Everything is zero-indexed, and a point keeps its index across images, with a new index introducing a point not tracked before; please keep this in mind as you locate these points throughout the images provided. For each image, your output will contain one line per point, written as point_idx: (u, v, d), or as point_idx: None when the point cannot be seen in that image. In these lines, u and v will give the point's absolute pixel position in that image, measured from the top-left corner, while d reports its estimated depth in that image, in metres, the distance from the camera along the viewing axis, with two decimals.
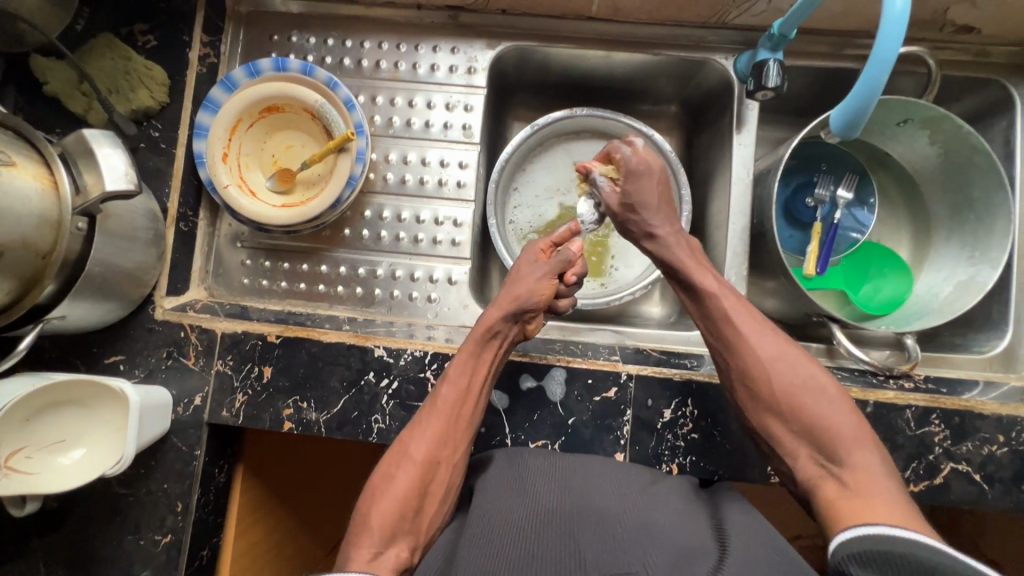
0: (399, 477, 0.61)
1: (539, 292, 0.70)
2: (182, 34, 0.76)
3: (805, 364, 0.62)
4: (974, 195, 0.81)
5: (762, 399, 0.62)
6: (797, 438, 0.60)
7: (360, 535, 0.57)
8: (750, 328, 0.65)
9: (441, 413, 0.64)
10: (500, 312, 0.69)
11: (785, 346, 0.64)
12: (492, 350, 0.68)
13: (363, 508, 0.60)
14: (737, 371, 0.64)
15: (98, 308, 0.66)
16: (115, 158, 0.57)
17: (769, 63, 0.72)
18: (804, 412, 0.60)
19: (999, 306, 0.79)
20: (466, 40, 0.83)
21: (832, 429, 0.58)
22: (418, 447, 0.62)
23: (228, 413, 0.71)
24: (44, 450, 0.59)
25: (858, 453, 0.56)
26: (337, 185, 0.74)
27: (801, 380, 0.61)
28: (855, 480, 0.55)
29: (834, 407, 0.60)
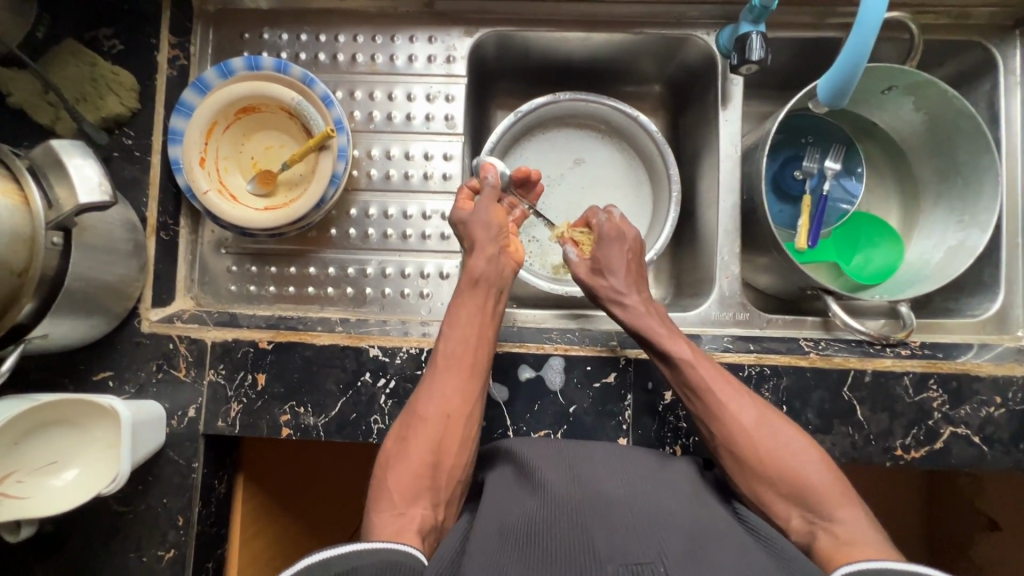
0: (413, 439, 0.61)
1: (494, 221, 0.71)
2: (149, 36, 0.73)
3: (782, 427, 0.62)
4: (960, 159, 0.81)
5: (745, 463, 0.61)
6: (785, 500, 0.59)
7: (380, 500, 0.57)
8: (727, 393, 0.64)
9: (450, 368, 0.65)
10: (485, 256, 0.70)
11: (765, 411, 0.63)
12: (481, 296, 0.69)
13: (380, 474, 0.60)
14: (722, 441, 0.63)
15: (81, 324, 0.64)
16: (88, 169, 0.56)
17: (751, 35, 0.71)
18: (787, 471, 0.59)
19: (990, 268, 0.80)
20: (443, 28, 0.81)
21: (810, 484, 0.58)
22: (427, 406, 0.63)
23: (223, 422, 0.70)
24: (36, 473, 0.57)
25: (843, 508, 0.55)
26: (320, 184, 0.73)
27: (784, 445, 0.60)
28: (844, 532, 0.54)
29: (809, 460, 0.59)
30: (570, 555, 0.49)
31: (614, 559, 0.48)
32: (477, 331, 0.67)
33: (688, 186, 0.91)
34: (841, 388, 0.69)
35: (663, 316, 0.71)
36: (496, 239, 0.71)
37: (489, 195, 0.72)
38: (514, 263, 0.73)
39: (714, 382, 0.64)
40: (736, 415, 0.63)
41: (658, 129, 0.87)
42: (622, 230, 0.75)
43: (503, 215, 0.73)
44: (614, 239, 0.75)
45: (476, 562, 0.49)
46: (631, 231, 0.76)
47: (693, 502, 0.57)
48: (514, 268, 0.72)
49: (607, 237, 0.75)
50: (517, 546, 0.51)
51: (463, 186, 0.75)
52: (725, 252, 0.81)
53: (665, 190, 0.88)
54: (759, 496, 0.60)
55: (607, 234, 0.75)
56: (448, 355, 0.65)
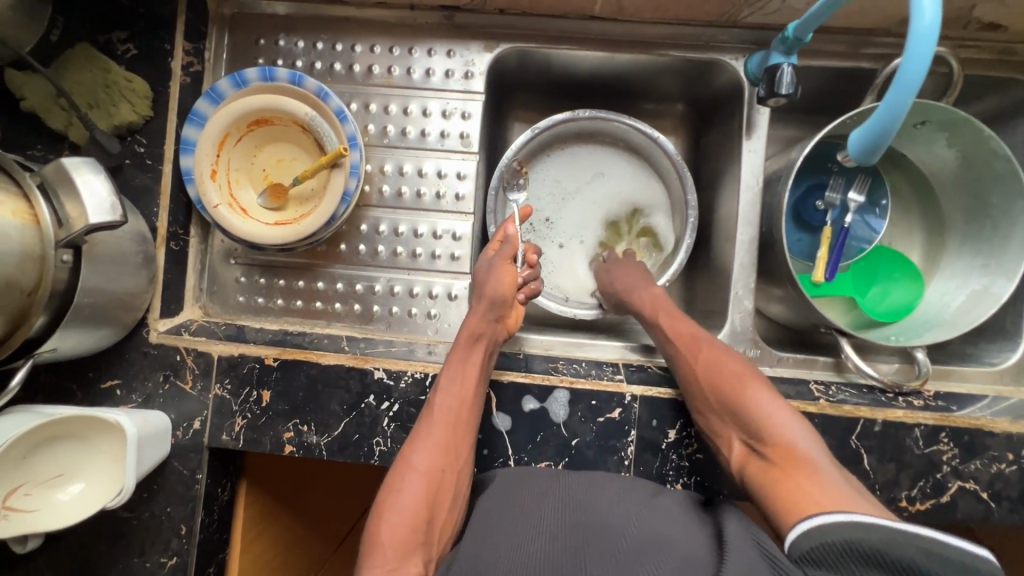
0: (406, 492, 0.61)
1: (504, 285, 0.72)
2: (163, 42, 0.72)
3: (733, 362, 0.66)
4: (992, 202, 0.78)
5: (700, 397, 0.66)
6: (727, 424, 0.63)
7: (373, 554, 0.57)
8: (697, 344, 0.69)
9: (442, 425, 0.65)
10: (481, 315, 0.71)
11: (753, 373, 0.65)
12: (480, 354, 0.69)
13: (373, 527, 0.60)
14: (684, 381, 0.68)
15: (89, 336, 0.64)
16: (96, 185, 0.55)
17: (782, 67, 0.69)
18: (735, 399, 0.63)
19: (1014, 316, 0.77)
20: (463, 42, 0.79)
21: (754, 411, 0.61)
22: (421, 458, 0.63)
23: (228, 436, 0.71)
24: (42, 486, 0.58)
25: (777, 426, 0.59)
26: (331, 202, 0.72)
27: (728, 372, 0.65)
28: (781, 454, 0.57)
29: (794, 422, 0.59)
30: None
31: None
32: (473, 386, 0.67)
33: (706, 211, 0.89)
34: (849, 437, 0.68)
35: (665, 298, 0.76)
36: (496, 302, 0.72)
37: (506, 254, 0.75)
38: (509, 331, 0.75)
39: (705, 348, 0.68)
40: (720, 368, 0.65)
41: (678, 152, 0.85)
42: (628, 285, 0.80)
43: (513, 280, 0.73)
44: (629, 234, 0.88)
45: None
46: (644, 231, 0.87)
47: (688, 526, 0.55)
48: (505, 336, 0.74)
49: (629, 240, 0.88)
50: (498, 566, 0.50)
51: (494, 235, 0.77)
52: (740, 285, 0.80)
53: (682, 216, 0.86)
54: (713, 427, 0.65)
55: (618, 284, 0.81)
56: (443, 410, 0.65)
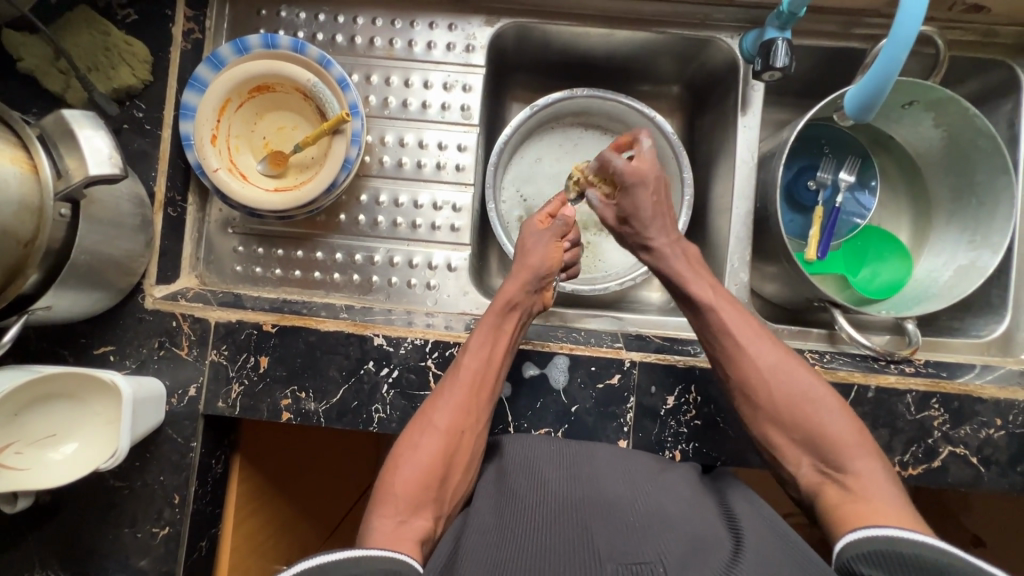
0: (425, 448, 0.61)
1: (550, 260, 0.74)
2: (164, 8, 0.72)
3: (806, 373, 0.63)
4: (977, 179, 0.80)
5: (761, 401, 0.62)
6: (799, 447, 0.61)
7: (384, 506, 0.56)
8: (746, 336, 0.65)
9: (468, 383, 0.65)
10: (521, 283, 0.71)
11: (785, 356, 0.64)
12: (512, 325, 0.69)
13: (386, 480, 0.59)
14: (736, 376, 0.64)
15: (84, 297, 0.63)
16: (98, 140, 0.55)
17: (777, 42, 0.70)
18: (806, 417, 0.60)
19: (999, 290, 0.79)
20: (464, 16, 0.80)
21: (828, 434, 0.59)
22: (443, 416, 0.63)
23: (224, 404, 0.70)
24: (35, 445, 0.57)
25: (858, 457, 0.57)
26: (332, 168, 0.72)
27: (802, 392, 0.62)
28: (857, 484, 0.55)
29: (836, 416, 0.60)
30: (570, 552, 0.49)
31: (614, 559, 0.47)
32: (503, 356, 0.68)
33: (701, 189, 0.90)
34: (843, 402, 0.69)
35: (690, 258, 0.72)
36: (537, 276, 0.73)
37: (556, 232, 0.75)
38: (543, 303, 0.75)
39: (734, 323, 0.66)
40: (756, 354, 0.64)
41: (673, 130, 0.87)
42: (642, 175, 0.71)
43: (558, 257, 0.75)
44: (637, 185, 0.71)
45: (471, 560, 0.49)
46: (652, 169, 0.72)
47: (692, 503, 0.56)
48: (542, 307, 0.75)
49: (630, 184, 0.71)
50: (510, 540, 0.51)
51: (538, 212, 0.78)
52: (735, 258, 0.81)
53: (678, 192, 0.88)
54: (773, 440, 0.62)
55: (629, 182, 0.71)
56: (470, 370, 0.65)
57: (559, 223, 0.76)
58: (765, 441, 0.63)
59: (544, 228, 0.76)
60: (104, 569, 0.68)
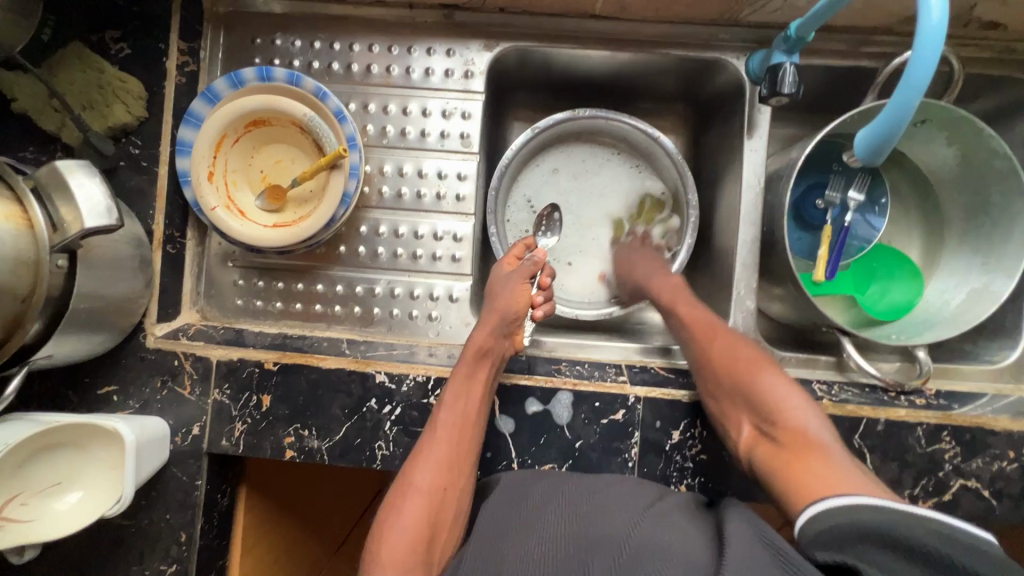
0: (409, 511, 0.60)
1: (518, 302, 0.72)
2: (158, 41, 0.71)
3: (744, 347, 0.67)
4: (991, 200, 0.78)
5: (713, 383, 0.66)
6: (738, 411, 0.63)
7: (371, 572, 0.56)
8: (704, 326, 0.70)
9: (443, 438, 0.64)
10: (490, 329, 0.70)
11: (736, 339, 0.68)
12: (487, 370, 0.68)
13: (374, 545, 0.59)
14: (694, 364, 0.69)
15: (85, 342, 0.63)
16: (91, 187, 0.54)
17: (784, 67, 0.68)
18: (752, 390, 0.63)
19: (1013, 314, 0.78)
20: (462, 41, 0.78)
21: (766, 396, 0.62)
22: (424, 476, 0.62)
23: (227, 442, 0.70)
24: (40, 495, 0.57)
25: (790, 415, 0.59)
26: (331, 204, 0.71)
27: (744, 361, 0.65)
28: (791, 440, 0.58)
29: (777, 380, 0.63)
30: None
31: None
32: (479, 403, 0.67)
33: (706, 211, 0.89)
34: (853, 436, 0.68)
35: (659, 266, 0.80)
36: (506, 318, 0.71)
37: (523, 271, 0.74)
38: (518, 346, 0.74)
39: (692, 319, 0.72)
40: (712, 343, 0.68)
41: (678, 150, 0.85)
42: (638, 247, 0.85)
43: (528, 299, 0.73)
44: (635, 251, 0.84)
45: None
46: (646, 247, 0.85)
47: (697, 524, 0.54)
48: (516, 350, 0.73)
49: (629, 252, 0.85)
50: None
51: (512, 246, 0.78)
52: (742, 285, 0.80)
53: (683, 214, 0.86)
54: (719, 409, 0.65)
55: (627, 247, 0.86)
56: (447, 425, 0.65)
57: (527, 262, 0.75)
58: (717, 412, 0.66)
59: (512, 270, 0.75)
60: None
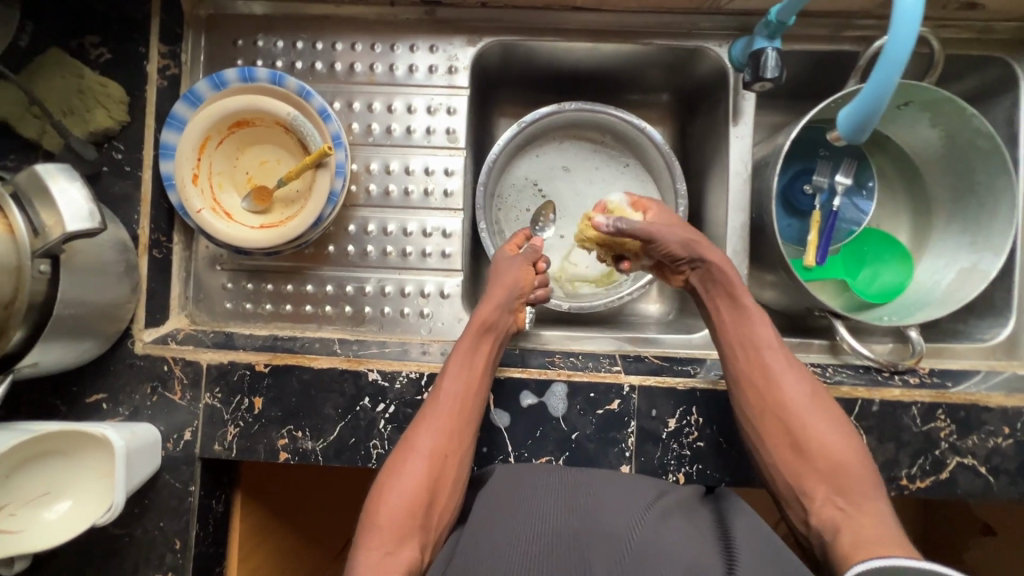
0: (410, 475, 0.60)
1: (522, 282, 0.73)
2: (137, 45, 0.70)
3: (834, 413, 0.63)
4: (977, 179, 0.79)
5: (788, 438, 0.63)
6: (817, 479, 0.60)
7: (369, 535, 0.57)
8: (776, 359, 0.66)
9: (447, 406, 0.64)
10: (495, 304, 0.71)
11: (815, 387, 0.65)
12: (489, 344, 0.69)
13: (372, 506, 0.59)
14: (761, 405, 0.65)
15: (71, 349, 0.62)
16: (73, 192, 0.54)
17: (766, 52, 0.68)
18: (831, 459, 0.60)
19: (1002, 292, 0.78)
20: (445, 37, 0.78)
21: (845, 465, 0.59)
22: (426, 441, 0.63)
23: (220, 446, 0.69)
24: (29, 505, 0.56)
25: (868, 497, 0.57)
26: (317, 203, 0.70)
27: (827, 429, 0.62)
28: (861, 519, 0.55)
29: (855, 449, 0.61)
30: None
31: None
32: (481, 375, 0.67)
33: (695, 200, 0.89)
34: (848, 417, 0.68)
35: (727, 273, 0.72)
36: (513, 293, 0.72)
37: (526, 258, 0.75)
38: (519, 323, 0.75)
39: (767, 348, 0.67)
40: (788, 385, 0.65)
41: (665, 140, 0.85)
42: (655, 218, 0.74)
43: (530, 279, 0.74)
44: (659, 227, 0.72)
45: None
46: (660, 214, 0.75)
47: (690, 529, 0.54)
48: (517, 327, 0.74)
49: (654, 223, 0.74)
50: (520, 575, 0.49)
51: (515, 233, 0.79)
52: None
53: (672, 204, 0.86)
54: (789, 469, 0.62)
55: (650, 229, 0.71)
56: (449, 395, 0.65)
57: (527, 251, 0.76)
58: (783, 472, 0.62)
59: (515, 254, 0.75)
60: None
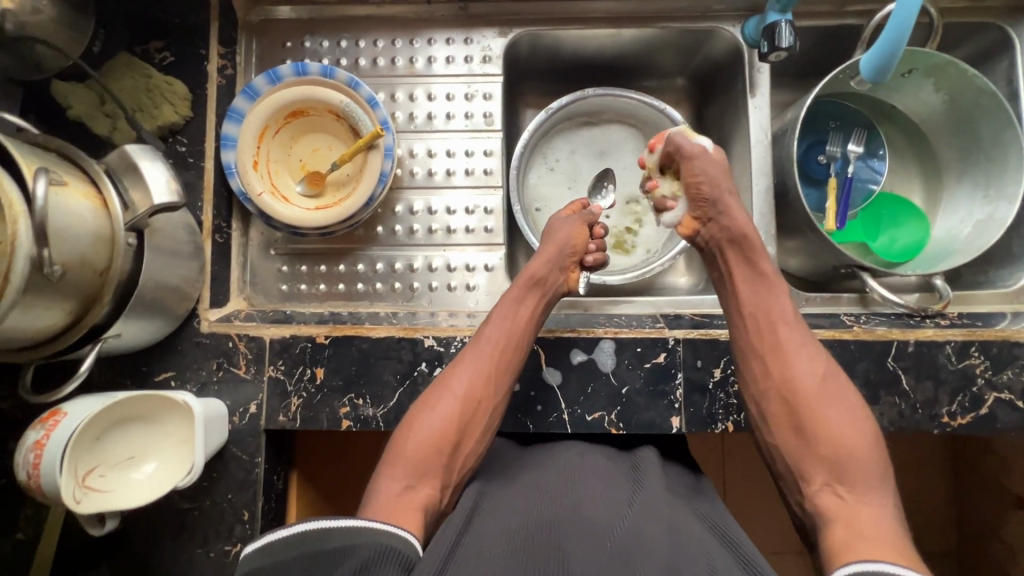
0: (442, 414, 0.65)
1: (573, 240, 0.78)
2: (199, 47, 0.76)
3: (852, 403, 0.62)
4: (983, 135, 0.84)
5: (795, 419, 0.63)
6: (818, 463, 0.59)
7: (393, 464, 0.61)
8: (792, 336, 0.67)
9: (488, 355, 0.69)
10: (545, 262, 0.76)
11: (831, 372, 0.64)
12: (535, 298, 0.74)
13: (399, 437, 0.64)
14: (773, 383, 0.65)
15: (147, 325, 0.66)
16: (155, 171, 0.58)
17: (780, 24, 0.74)
18: (837, 446, 0.59)
19: (1019, 240, 0.82)
20: (478, 30, 0.84)
21: (851, 453, 0.58)
22: (462, 385, 0.67)
23: (284, 417, 0.72)
24: (116, 468, 0.58)
25: (872, 493, 0.55)
26: (369, 182, 0.75)
27: (841, 417, 0.61)
28: (856, 513, 0.54)
29: (865, 437, 0.59)
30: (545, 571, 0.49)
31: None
32: (522, 327, 0.72)
33: None
34: (886, 359, 0.71)
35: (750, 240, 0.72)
36: (561, 252, 0.77)
37: (580, 216, 0.81)
38: (569, 285, 0.79)
39: (781, 324, 0.68)
40: (799, 362, 0.65)
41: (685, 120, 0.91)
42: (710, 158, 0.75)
43: (581, 239, 0.79)
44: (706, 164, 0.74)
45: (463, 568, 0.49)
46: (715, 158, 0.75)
47: (677, 528, 0.55)
48: (564, 287, 0.78)
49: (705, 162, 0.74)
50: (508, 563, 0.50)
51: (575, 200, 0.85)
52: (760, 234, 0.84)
53: None
54: (791, 450, 0.62)
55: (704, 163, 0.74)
56: (490, 340, 0.70)
57: (586, 211, 0.82)
58: (786, 451, 0.63)
59: (571, 214, 0.81)
60: None
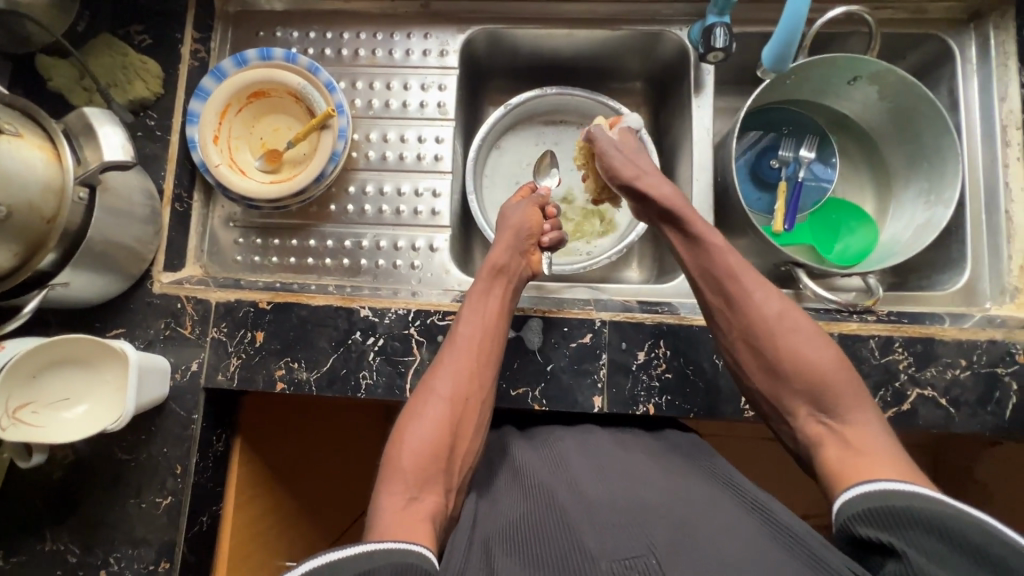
0: (432, 416, 0.62)
1: (528, 223, 0.81)
2: (175, 31, 0.82)
3: (810, 327, 0.63)
4: (925, 142, 0.85)
5: (766, 360, 0.63)
6: (799, 396, 0.60)
7: (392, 480, 0.56)
8: (746, 275, 0.67)
9: (466, 348, 0.68)
10: (506, 250, 0.77)
11: (788, 302, 0.66)
12: (502, 285, 0.75)
13: (392, 450, 0.59)
14: (737, 329, 0.66)
15: (97, 279, 0.70)
16: (113, 136, 0.63)
17: (715, 27, 0.78)
18: (810, 373, 0.60)
19: (957, 244, 0.83)
20: (438, 26, 0.89)
21: (822, 374, 0.59)
22: (446, 385, 0.65)
23: (223, 376, 0.75)
24: (50, 406, 0.62)
25: (857, 409, 0.57)
26: (321, 160, 0.79)
27: (804, 344, 0.62)
28: (852, 436, 0.55)
29: (828, 356, 0.60)
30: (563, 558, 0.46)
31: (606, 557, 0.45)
32: (496, 317, 0.72)
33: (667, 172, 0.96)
34: None
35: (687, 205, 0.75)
36: (521, 238, 0.79)
37: (532, 201, 0.84)
38: (531, 270, 0.81)
39: (735, 268, 0.68)
40: (759, 300, 0.65)
41: None
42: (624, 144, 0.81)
43: (536, 221, 0.82)
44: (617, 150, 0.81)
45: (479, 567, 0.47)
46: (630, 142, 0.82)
47: (721, 526, 0.50)
48: (527, 273, 0.79)
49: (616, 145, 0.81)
50: (514, 547, 0.49)
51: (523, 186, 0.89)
52: None
53: None
54: (774, 391, 0.63)
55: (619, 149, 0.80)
56: (467, 337, 0.69)
57: (535, 195, 0.85)
58: (769, 393, 0.63)
59: (522, 200, 0.84)
60: (111, 539, 0.72)
